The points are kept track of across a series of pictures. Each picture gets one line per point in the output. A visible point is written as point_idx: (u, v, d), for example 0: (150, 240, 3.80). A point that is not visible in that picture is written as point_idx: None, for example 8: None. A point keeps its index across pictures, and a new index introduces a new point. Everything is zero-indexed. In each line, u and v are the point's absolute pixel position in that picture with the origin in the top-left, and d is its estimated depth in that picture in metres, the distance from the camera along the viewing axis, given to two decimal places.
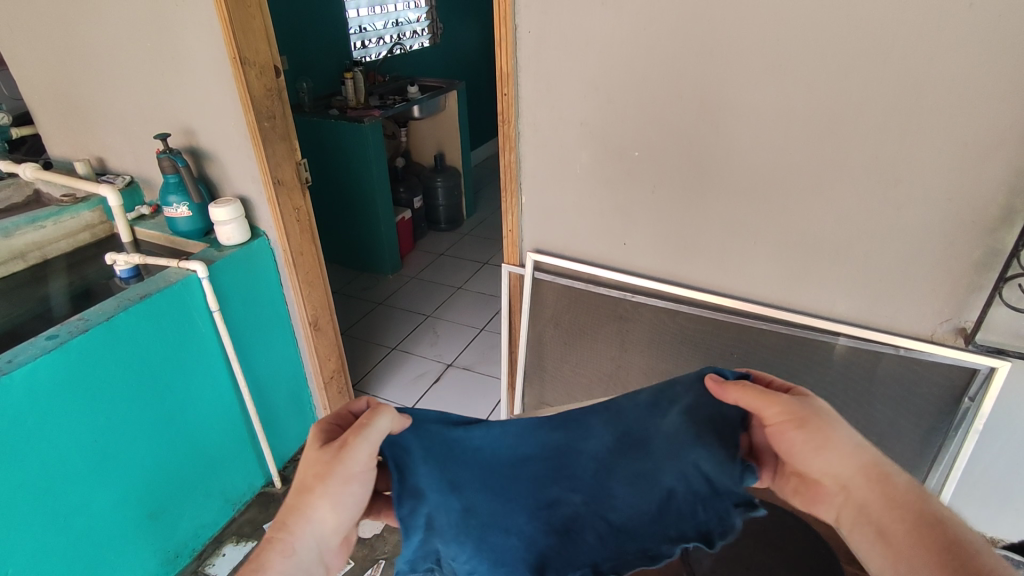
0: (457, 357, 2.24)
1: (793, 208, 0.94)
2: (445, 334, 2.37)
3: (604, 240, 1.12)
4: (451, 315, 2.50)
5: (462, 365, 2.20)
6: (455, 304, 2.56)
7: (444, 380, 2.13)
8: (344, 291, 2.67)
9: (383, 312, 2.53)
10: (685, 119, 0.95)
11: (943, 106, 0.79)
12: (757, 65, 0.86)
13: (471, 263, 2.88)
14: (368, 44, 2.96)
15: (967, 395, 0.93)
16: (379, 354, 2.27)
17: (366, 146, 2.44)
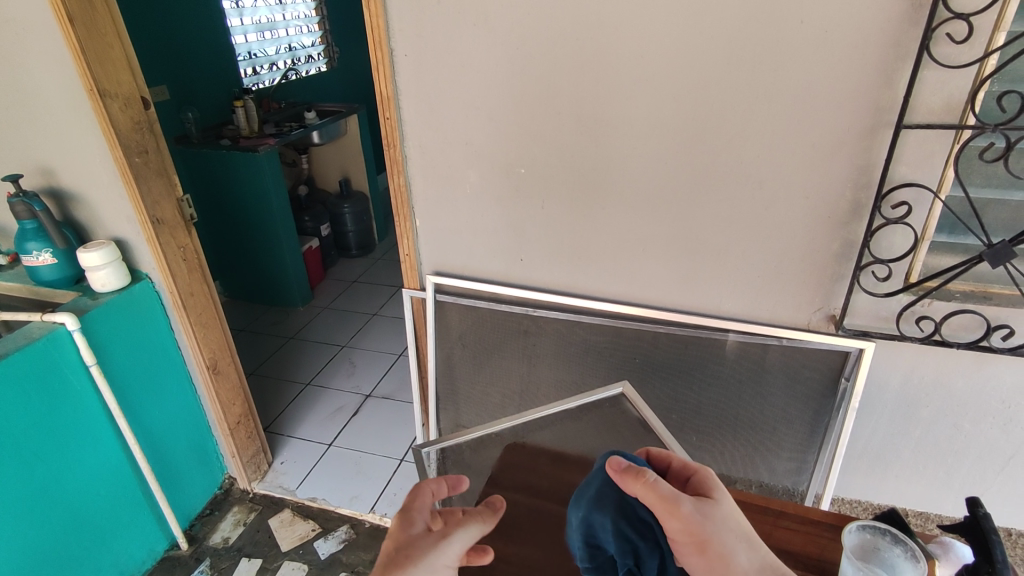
0: (375, 387, 2.17)
1: (673, 215, 0.98)
2: (363, 363, 2.30)
3: (501, 257, 1.13)
4: (367, 343, 2.42)
5: (380, 395, 2.13)
6: (371, 332, 2.49)
7: (362, 412, 2.05)
8: (252, 327, 2.54)
9: (294, 347, 2.42)
10: (564, 135, 0.97)
11: (791, 112, 0.85)
12: (625, 81, 0.90)
13: (385, 288, 2.82)
14: (260, 70, 2.84)
15: (843, 376, 1.00)
16: (293, 391, 2.16)
17: (262, 176, 2.34)
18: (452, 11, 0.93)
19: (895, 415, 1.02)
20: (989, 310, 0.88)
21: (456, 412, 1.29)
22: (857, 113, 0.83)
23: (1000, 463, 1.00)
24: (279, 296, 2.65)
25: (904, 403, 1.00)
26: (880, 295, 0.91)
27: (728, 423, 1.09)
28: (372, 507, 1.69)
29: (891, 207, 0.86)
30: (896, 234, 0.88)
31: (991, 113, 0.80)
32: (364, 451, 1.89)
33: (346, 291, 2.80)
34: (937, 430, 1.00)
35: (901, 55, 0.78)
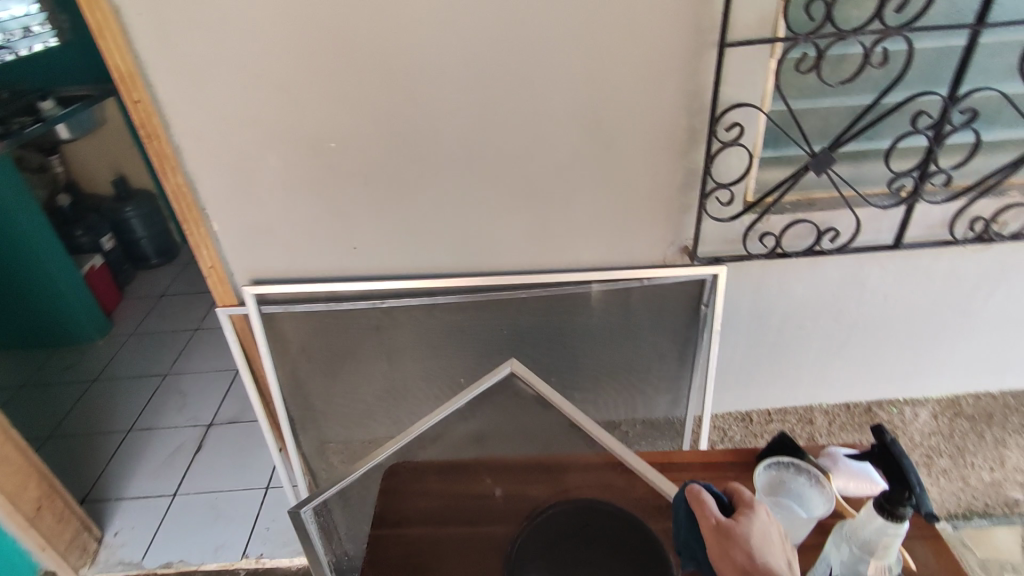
0: (217, 414, 1.88)
1: (514, 170, 0.89)
2: (195, 390, 1.98)
3: (330, 250, 0.96)
4: (193, 365, 2.08)
5: (225, 420, 1.85)
6: (198, 350, 2.15)
7: (207, 445, 1.77)
8: (37, 379, 2.05)
9: (100, 390, 1.99)
10: (374, 96, 0.82)
11: (616, 43, 0.79)
12: (432, 23, 0.77)
13: (204, 297, 2.44)
14: None
15: (702, 303, 1.01)
16: (111, 444, 1.79)
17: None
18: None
19: (750, 330, 1.06)
20: (816, 216, 0.92)
21: (318, 431, 1.13)
22: (680, 35, 0.79)
23: (836, 348, 1.10)
24: (65, 335, 2.16)
25: (756, 317, 1.05)
26: (725, 220, 0.92)
27: (606, 372, 1.07)
28: (243, 551, 1.48)
29: (725, 129, 0.85)
30: (731, 156, 0.88)
31: (800, 24, 0.80)
32: (220, 490, 1.63)
33: (155, 310, 2.37)
34: (786, 332, 1.07)
35: None
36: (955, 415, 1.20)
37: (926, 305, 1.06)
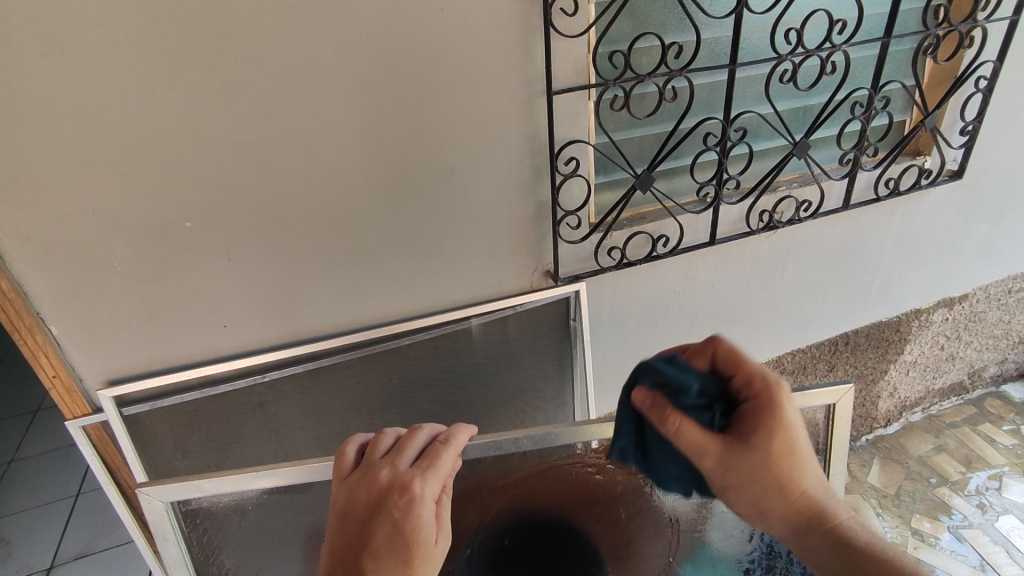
0: (57, 554, 1.64)
1: (383, 225, 0.92)
2: (23, 533, 1.72)
3: (196, 332, 0.90)
4: (16, 507, 1.81)
5: (70, 558, 1.63)
6: (18, 490, 1.87)
7: None
8: None
9: None
10: (230, 170, 0.81)
11: (459, 99, 0.87)
12: (280, 94, 0.79)
13: (18, 428, 2.12)
14: None
15: (571, 317, 1.12)
16: None
17: None
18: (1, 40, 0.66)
19: (613, 333, 1.19)
20: (648, 227, 1.08)
21: None
22: (514, 88, 0.89)
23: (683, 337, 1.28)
24: None
25: (616, 321, 1.18)
26: (578, 241, 1.04)
27: (497, 400, 1.13)
28: None
29: (564, 164, 0.97)
30: (573, 185, 1.00)
31: (607, 71, 0.95)
32: None
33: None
34: (643, 331, 1.22)
35: (531, 31, 0.86)
36: (780, 372, 1.48)
37: (742, 286, 1.27)
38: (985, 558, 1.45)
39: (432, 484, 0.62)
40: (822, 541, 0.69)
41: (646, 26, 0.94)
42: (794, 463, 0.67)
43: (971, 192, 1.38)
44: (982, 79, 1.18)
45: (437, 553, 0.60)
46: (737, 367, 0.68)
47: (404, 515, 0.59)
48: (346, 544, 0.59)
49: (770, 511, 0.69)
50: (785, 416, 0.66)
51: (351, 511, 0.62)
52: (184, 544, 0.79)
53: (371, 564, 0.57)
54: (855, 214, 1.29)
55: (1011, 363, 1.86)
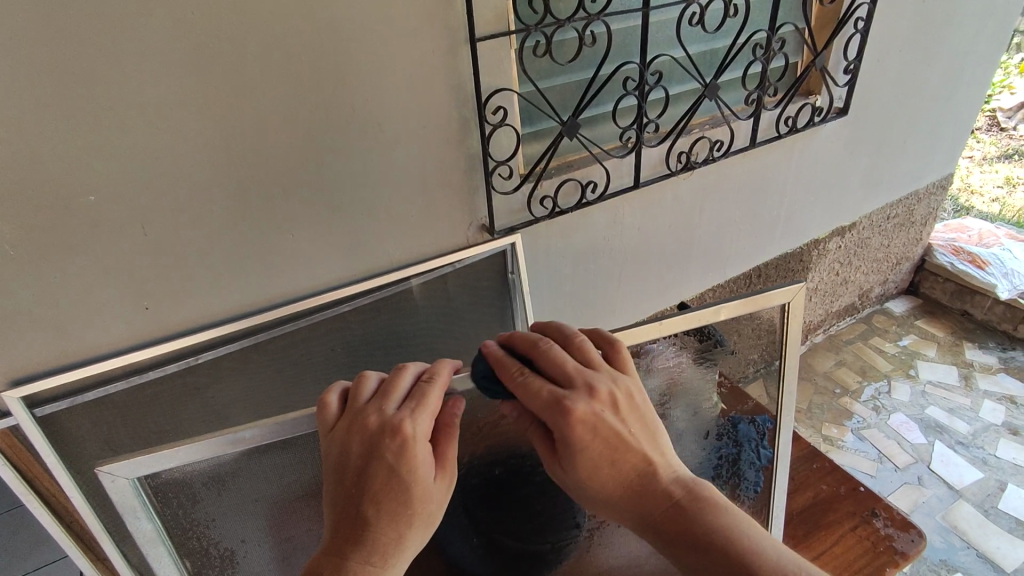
0: None
1: (311, 187, 0.88)
2: None
3: (114, 318, 0.83)
4: None
5: None
6: None
7: None
8: None
9: None
10: (136, 135, 0.74)
11: (380, 49, 0.84)
12: (185, 47, 0.73)
13: None
14: None
15: (509, 270, 1.13)
16: None
17: None
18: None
19: (550, 282, 1.22)
20: (576, 174, 1.11)
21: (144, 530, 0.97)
22: (435, 36, 0.87)
23: (616, 280, 1.33)
24: None
25: (553, 270, 1.21)
26: (510, 192, 1.04)
27: (443, 358, 1.13)
28: None
29: (492, 114, 0.97)
30: (502, 136, 1.00)
31: (527, 17, 0.95)
32: None
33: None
34: (577, 278, 1.26)
35: None
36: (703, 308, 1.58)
37: (667, 227, 1.34)
38: (883, 451, 1.65)
39: (423, 423, 0.63)
40: (667, 539, 0.66)
41: None
42: (612, 469, 0.67)
43: (855, 126, 1.52)
44: (860, 20, 1.29)
45: (437, 488, 0.63)
46: (540, 369, 0.70)
47: (398, 459, 0.61)
48: (344, 495, 0.61)
49: (603, 507, 0.69)
50: (592, 412, 0.66)
51: (345, 462, 0.62)
52: (158, 522, 0.75)
53: (371, 511, 0.60)
54: (761, 152, 1.38)
55: (892, 282, 2.10)
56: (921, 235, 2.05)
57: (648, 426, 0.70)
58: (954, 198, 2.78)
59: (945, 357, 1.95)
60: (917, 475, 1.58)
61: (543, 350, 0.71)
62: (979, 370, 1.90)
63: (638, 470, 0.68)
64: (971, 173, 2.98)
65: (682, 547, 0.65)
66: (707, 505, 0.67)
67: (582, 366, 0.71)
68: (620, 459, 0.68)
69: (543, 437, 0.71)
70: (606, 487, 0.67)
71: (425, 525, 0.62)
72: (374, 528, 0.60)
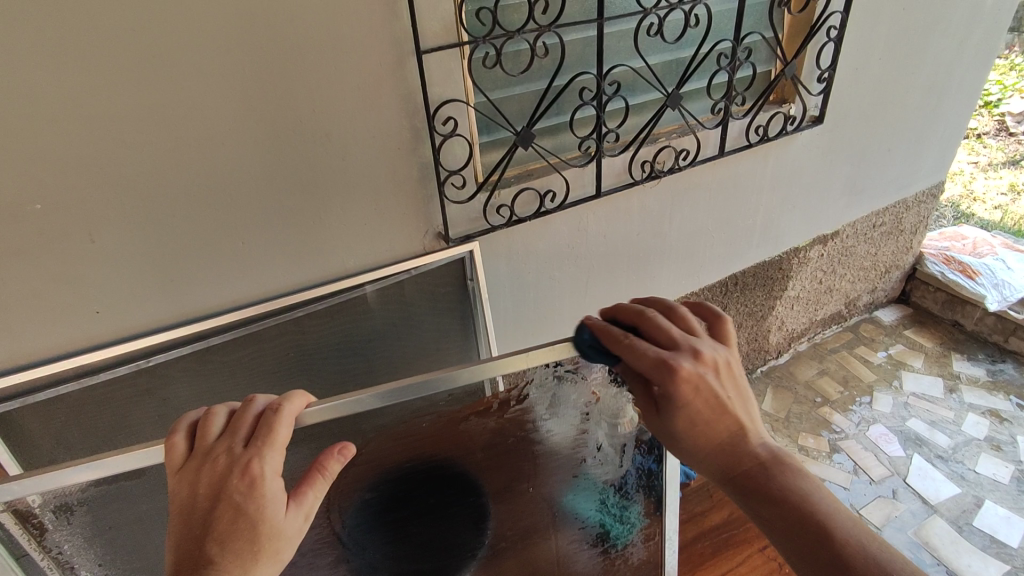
0: None
1: (259, 196, 0.90)
2: None
3: (65, 321, 0.86)
4: None
5: None
6: None
7: None
8: None
9: None
10: (79, 146, 0.76)
11: (324, 61, 0.85)
12: (126, 62, 0.74)
13: None
14: None
15: (468, 278, 1.14)
16: None
17: None
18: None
19: (513, 289, 1.23)
20: (535, 183, 1.11)
21: None
22: (382, 48, 0.88)
23: (582, 287, 1.33)
24: None
25: (514, 277, 1.22)
26: (465, 201, 1.05)
27: (401, 363, 1.15)
28: None
29: (442, 124, 0.97)
30: (454, 146, 1.01)
31: (477, 29, 0.96)
32: None
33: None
34: (541, 285, 1.26)
35: None
36: None
37: (634, 236, 1.34)
38: (858, 463, 1.63)
39: (275, 459, 0.58)
40: (755, 502, 0.63)
41: None
42: (715, 425, 0.64)
43: (834, 134, 1.50)
44: (833, 28, 1.28)
45: (290, 526, 0.59)
46: (644, 334, 0.67)
47: (246, 499, 0.56)
48: (190, 536, 0.56)
49: (695, 461, 0.66)
50: (695, 377, 0.62)
51: (192, 504, 0.57)
52: (17, 560, 0.67)
53: (215, 550, 0.55)
54: (733, 160, 1.37)
55: (881, 290, 2.07)
56: (911, 244, 2.02)
57: (742, 391, 0.66)
58: (955, 205, 2.73)
59: (931, 368, 1.92)
60: (891, 488, 1.56)
61: (648, 314, 0.68)
62: (966, 382, 1.87)
63: (727, 431, 0.65)
64: (974, 179, 2.92)
65: (758, 503, 0.63)
66: (794, 472, 0.64)
67: (685, 333, 0.67)
68: (720, 416, 0.64)
69: (643, 393, 0.67)
70: (693, 442, 0.65)
71: (275, 563, 0.58)
72: (216, 569, 0.54)
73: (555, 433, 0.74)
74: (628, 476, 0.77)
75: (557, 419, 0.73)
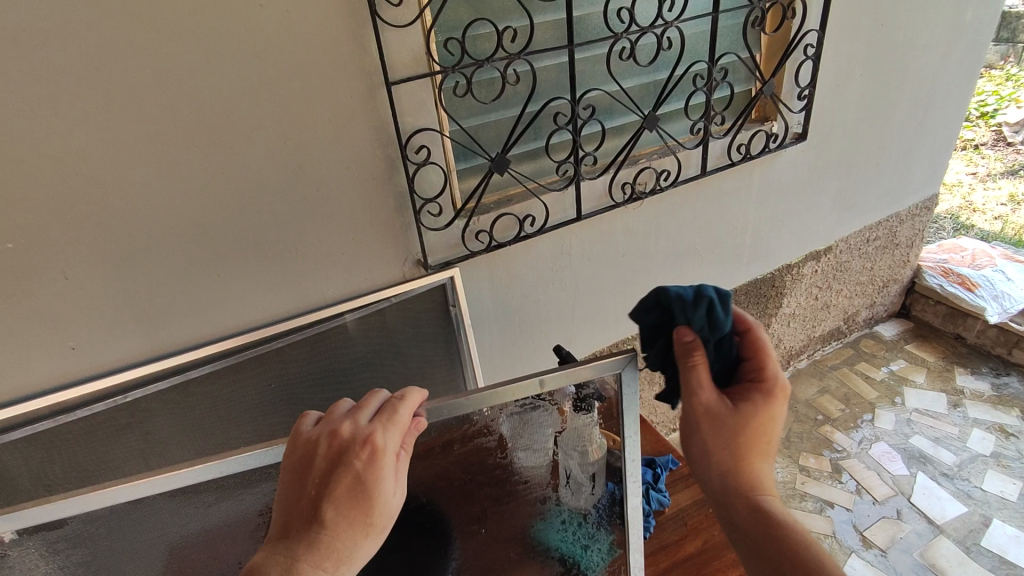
0: None
1: (234, 230, 0.91)
2: None
3: (42, 358, 0.86)
4: None
5: None
6: None
7: None
8: None
9: None
10: (51, 186, 0.77)
11: (295, 95, 0.86)
12: (96, 104, 0.75)
13: None
14: None
15: (451, 304, 1.13)
16: None
17: None
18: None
19: (497, 314, 1.22)
20: (515, 208, 1.11)
21: None
22: (352, 82, 0.89)
23: (569, 309, 1.33)
24: None
25: (498, 303, 1.21)
26: (442, 228, 1.06)
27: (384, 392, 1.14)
28: None
29: (415, 152, 0.98)
30: (429, 174, 1.01)
31: (446, 58, 0.97)
32: None
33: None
34: (526, 309, 1.26)
35: (360, 23, 0.86)
36: None
37: (619, 257, 1.33)
38: (861, 483, 1.59)
39: (394, 437, 0.62)
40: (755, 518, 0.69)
41: (479, 13, 0.97)
42: (758, 457, 0.70)
43: (819, 150, 1.50)
44: (810, 46, 1.28)
45: (395, 503, 0.62)
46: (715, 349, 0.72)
47: (367, 468, 0.59)
48: (304, 516, 0.58)
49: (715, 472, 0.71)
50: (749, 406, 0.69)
51: (309, 472, 0.60)
52: None
53: (330, 512, 0.58)
54: (716, 179, 1.37)
55: (880, 305, 2.04)
56: (908, 257, 2.00)
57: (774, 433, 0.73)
58: (954, 217, 2.71)
59: (934, 383, 1.89)
60: (895, 508, 1.52)
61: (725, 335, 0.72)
62: (970, 397, 1.83)
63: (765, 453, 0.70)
64: (974, 191, 2.90)
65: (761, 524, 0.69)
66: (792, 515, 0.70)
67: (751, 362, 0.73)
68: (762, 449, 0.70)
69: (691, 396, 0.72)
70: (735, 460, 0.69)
71: (376, 540, 0.60)
72: (328, 535, 0.57)
73: (530, 459, 0.75)
74: (599, 503, 0.80)
75: (531, 446, 0.74)
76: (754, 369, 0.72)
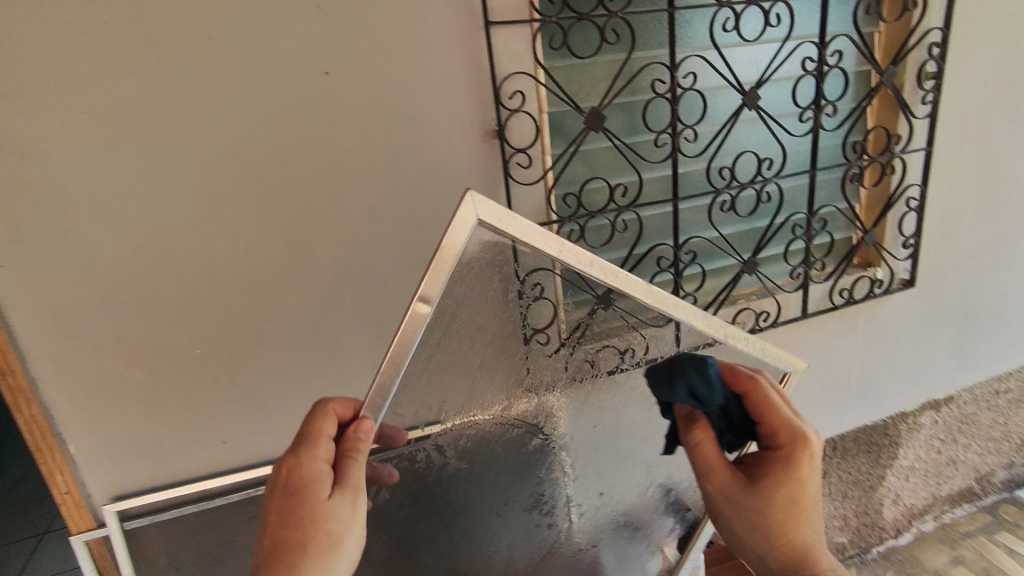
0: None
1: (367, 348, 1.03)
2: None
3: (197, 450, 0.99)
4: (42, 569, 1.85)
5: None
6: (46, 556, 1.90)
7: None
8: None
9: None
10: (236, 305, 0.94)
11: (434, 238, 1.01)
12: (282, 243, 0.93)
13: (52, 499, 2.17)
14: None
15: None
16: None
17: None
18: (48, 210, 0.81)
19: None
20: None
21: None
22: None
23: None
24: None
25: None
26: None
27: None
28: None
29: None
30: None
31: (563, 209, 1.09)
32: None
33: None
34: None
35: (495, 180, 1.01)
36: None
37: None
38: None
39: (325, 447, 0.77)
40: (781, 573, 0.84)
41: (594, 171, 1.10)
42: (788, 516, 0.82)
43: (930, 297, 1.47)
44: (912, 199, 1.32)
45: (342, 506, 0.75)
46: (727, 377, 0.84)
47: (302, 481, 0.74)
48: (262, 553, 0.73)
49: (733, 496, 0.84)
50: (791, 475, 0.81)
51: (271, 510, 0.75)
52: None
53: (287, 531, 0.72)
54: (818, 322, 1.37)
55: (1020, 467, 1.80)
56: None
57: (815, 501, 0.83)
58: None
59: None
60: None
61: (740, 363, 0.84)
62: None
63: (810, 550, 0.82)
64: None
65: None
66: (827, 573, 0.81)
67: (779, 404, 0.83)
68: (802, 539, 0.82)
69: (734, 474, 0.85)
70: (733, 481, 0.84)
71: (329, 543, 0.74)
72: (288, 545, 0.71)
73: None
74: None
75: None
76: (769, 433, 0.84)
